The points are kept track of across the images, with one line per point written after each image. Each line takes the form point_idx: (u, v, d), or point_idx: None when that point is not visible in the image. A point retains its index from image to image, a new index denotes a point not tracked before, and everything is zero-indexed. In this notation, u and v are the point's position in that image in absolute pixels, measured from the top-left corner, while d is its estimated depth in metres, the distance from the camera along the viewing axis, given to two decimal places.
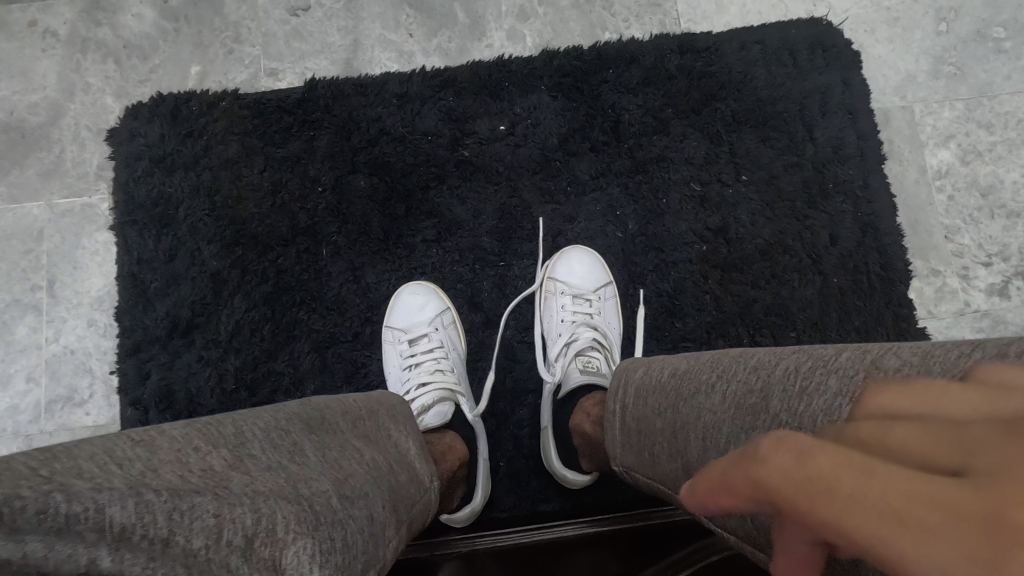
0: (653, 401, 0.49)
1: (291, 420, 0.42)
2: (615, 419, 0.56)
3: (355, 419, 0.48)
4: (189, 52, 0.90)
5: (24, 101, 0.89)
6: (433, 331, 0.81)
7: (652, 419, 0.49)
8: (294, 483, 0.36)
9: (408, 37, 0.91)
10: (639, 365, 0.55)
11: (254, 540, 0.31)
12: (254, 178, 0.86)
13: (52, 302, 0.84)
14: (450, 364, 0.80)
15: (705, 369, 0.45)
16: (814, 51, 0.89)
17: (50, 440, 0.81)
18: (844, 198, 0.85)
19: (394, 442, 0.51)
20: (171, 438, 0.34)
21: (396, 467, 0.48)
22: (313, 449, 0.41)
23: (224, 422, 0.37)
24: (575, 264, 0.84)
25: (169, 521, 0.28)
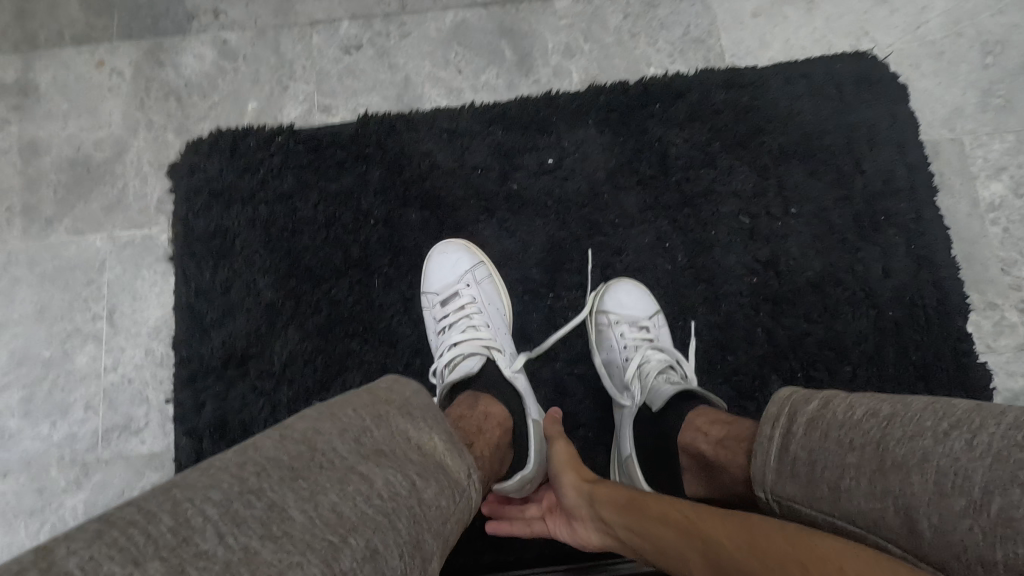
0: (836, 436, 0.47)
1: (263, 469, 0.37)
2: (771, 444, 0.51)
3: (358, 435, 0.41)
4: (247, 90, 0.94)
5: (91, 138, 0.93)
6: (465, 287, 0.82)
7: (839, 454, 0.46)
8: (378, 526, 0.36)
9: (457, 74, 0.94)
10: (815, 396, 0.51)
11: None
12: (308, 212, 0.88)
13: (111, 331, 0.86)
14: (483, 319, 0.81)
15: (927, 415, 0.44)
16: (860, 85, 0.90)
17: (105, 468, 0.82)
18: (896, 230, 0.85)
19: (415, 444, 0.43)
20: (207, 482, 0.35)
21: (420, 482, 0.40)
22: (385, 474, 0.39)
23: (273, 461, 0.38)
24: (622, 296, 0.83)
25: None
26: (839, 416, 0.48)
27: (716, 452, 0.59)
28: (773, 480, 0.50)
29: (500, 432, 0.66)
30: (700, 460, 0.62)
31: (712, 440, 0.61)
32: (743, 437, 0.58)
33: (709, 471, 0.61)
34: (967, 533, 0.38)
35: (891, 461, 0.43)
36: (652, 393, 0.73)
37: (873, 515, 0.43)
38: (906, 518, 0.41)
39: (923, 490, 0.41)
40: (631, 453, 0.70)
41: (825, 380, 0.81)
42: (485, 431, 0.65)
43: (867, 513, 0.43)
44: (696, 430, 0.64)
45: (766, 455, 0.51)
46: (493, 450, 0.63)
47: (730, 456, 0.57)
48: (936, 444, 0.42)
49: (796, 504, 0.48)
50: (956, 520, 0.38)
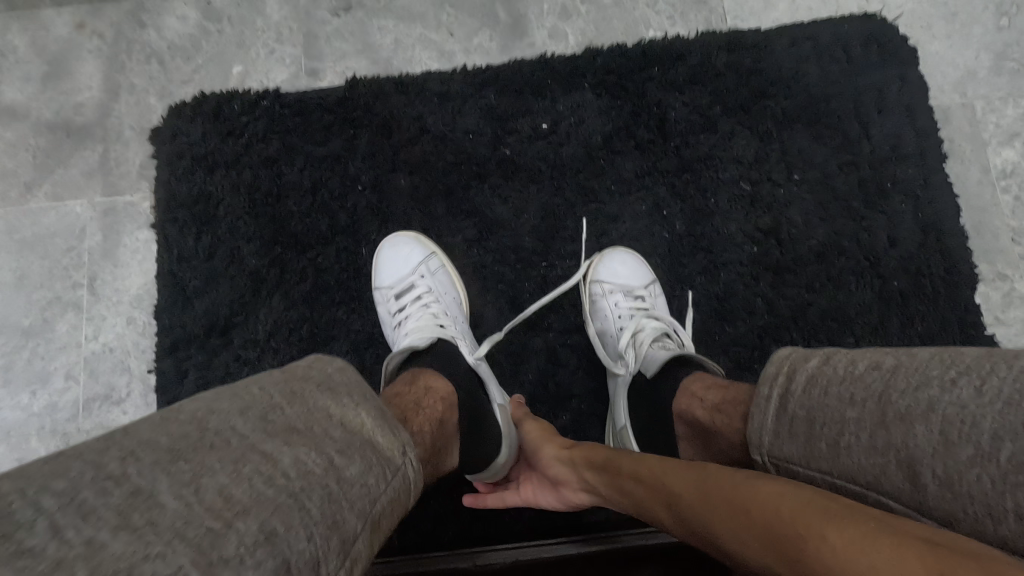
0: (836, 391, 0.44)
1: (138, 453, 0.33)
2: (768, 405, 0.47)
3: (258, 414, 0.37)
4: (232, 52, 0.91)
5: (71, 101, 0.90)
6: (420, 278, 0.79)
7: (839, 409, 0.43)
8: (282, 504, 0.33)
9: (449, 37, 0.90)
10: (814, 352, 0.47)
11: None
12: (293, 177, 0.85)
13: (92, 299, 0.84)
14: (440, 308, 0.78)
15: (933, 362, 0.40)
16: (869, 47, 0.86)
17: (86, 438, 0.80)
18: (903, 198, 0.82)
19: (334, 419, 0.40)
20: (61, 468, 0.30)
21: (338, 460, 0.37)
22: (295, 453, 0.36)
23: (148, 444, 0.33)
24: (617, 265, 0.81)
25: None
26: (837, 371, 0.45)
27: (711, 418, 0.56)
28: (769, 442, 0.47)
29: (443, 404, 0.60)
30: (694, 427, 0.59)
31: (708, 405, 0.58)
32: (739, 400, 0.55)
33: (704, 438, 0.58)
34: (977, 483, 0.36)
35: (894, 413, 0.40)
36: (647, 360, 0.70)
37: (875, 470, 0.40)
38: (910, 471, 0.39)
39: (929, 443, 0.38)
40: (625, 423, 0.69)
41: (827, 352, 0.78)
42: (427, 403, 0.59)
43: (868, 470, 0.41)
44: (688, 396, 0.61)
45: (761, 420, 0.48)
46: (437, 427, 0.57)
47: (725, 421, 0.55)
48: (943, 393, 0.39)
49: (793, 466, 0.46)
50: (964, 470, 0.36)
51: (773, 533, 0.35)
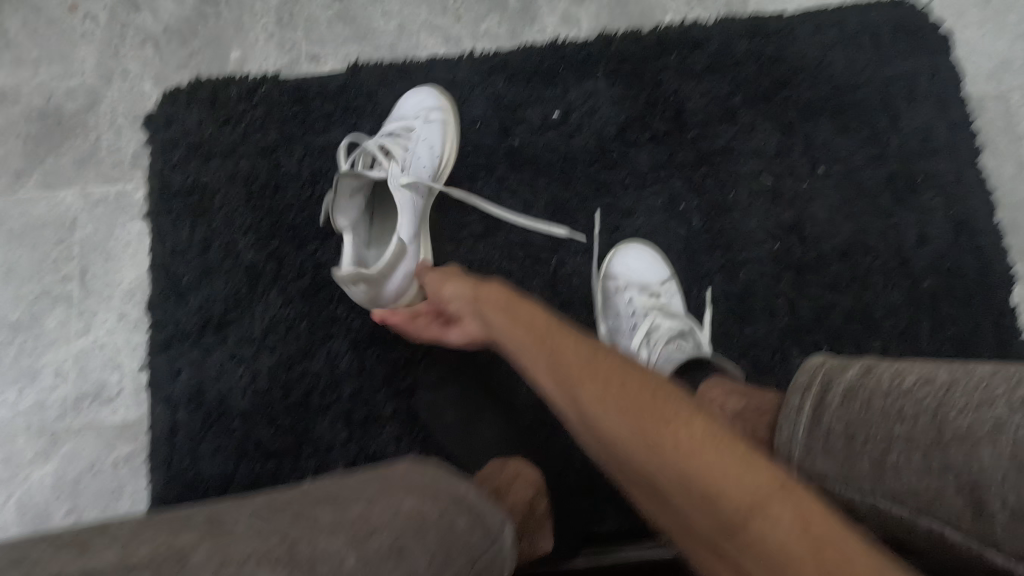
0: (880, 404, 0.41)
1: (297, 491, 0.36)
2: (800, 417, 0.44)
3: (384, 474, 0.40)
4: (229, 37, 0.87)
5: (62, 87, 0.86)
6: (417, 120, 0.77)
7: (885, 424, 0.41)
8: (406, 533, 0.35)
9: (456, 22, 0.86)
10: (851, 361, 0.44)
11: None
12: (292, 167, 0.81)
13: (83, 294, 0.81)
14: (410, 146, 0.75)
15: (995, 381, 0.39)
16: (898, 34, 0.82)
17: (75, 439, 0.77)
18: (934, 194, 0.77)
19: (440, 487, 0.41)
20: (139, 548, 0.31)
21: (450, 511, 0.38)
22: (416, 500, 0.38)
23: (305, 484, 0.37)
24: (633, 260, 0.76)
25: None
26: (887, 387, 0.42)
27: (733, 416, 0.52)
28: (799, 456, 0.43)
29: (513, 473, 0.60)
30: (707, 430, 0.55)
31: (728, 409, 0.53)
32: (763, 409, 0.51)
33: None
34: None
35: (953, 432, 0.38)
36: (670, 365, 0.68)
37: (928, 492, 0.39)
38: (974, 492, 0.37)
39: (1000, 469, 0.37)
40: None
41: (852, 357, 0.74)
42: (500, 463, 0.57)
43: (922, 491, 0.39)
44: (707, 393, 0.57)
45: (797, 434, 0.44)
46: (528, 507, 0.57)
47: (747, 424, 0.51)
48: (1012, 413, 0.37)
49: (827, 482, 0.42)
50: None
51: (623, 452, 0.39)
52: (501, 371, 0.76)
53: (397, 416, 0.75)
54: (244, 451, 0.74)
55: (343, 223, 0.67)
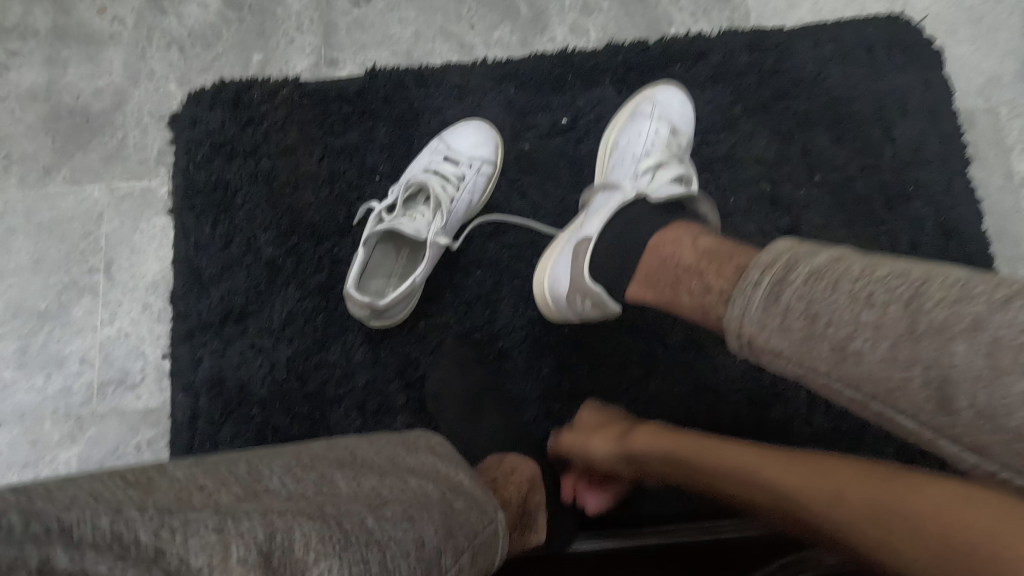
0: (846, 288, 0.43)
1: (316, 458, 0.39)
2: (757, 290, 0.46)
3: (392, 455, 0.43)
4: (252, 41, 0.90)
5: (90, 86, 0.90)
6: (467, 166, 0.80)
7: (851, 311, 0.43)
8: (416, 505, 0.37)
9: (470, 30, 0.90)
10: (821, 251, 0.46)
11: (271, 559, 0.27)
12: (312, 166, 0.85)
13: (108, 285, 0.84)
14: (455, 196, 0.79)
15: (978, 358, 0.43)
16: (893, 49, 0.85)
17: (100, 423, 0.80)
18: (925, 202, 0.81)
19: (444, 474, 0.44)
20: (173, 479, 0.31)
21: (451, 494, 0.41)
22: (419, 480, 0.41)
23: (318, 453, 0.40)
24: (672, 99, 0.81)
25: (155, 539, 0.26)
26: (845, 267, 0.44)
27: (696, 261, 0.55)
28: (753, 330, 0.46)
29: (513, 469, 0.63)
30: (671, 272, 0.58)
31: (696, 248, 0.57)
32: (730, 251, 0.54)
33: (676, 287, 0.57)
34: None
35: (926, 325, 0.40)
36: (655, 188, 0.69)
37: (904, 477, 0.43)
38: (940, 386, 0.39)
39: (971, 361, 0.38)
40: (592, 234, 0.65)
41: None
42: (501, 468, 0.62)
43: (880, 380, 0.41)
44: (667, 242, 0.60)
45: (751, 292, 0.46)
46: (524, 502, 0.59)
47: (713, 281, 0.53)
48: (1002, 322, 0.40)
49: (779, 358, 0.45)
50: None
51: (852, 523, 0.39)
52: (509, 364, 0.80)
53: (409, 406, 0.78)
54: (263, 437, 0.78)
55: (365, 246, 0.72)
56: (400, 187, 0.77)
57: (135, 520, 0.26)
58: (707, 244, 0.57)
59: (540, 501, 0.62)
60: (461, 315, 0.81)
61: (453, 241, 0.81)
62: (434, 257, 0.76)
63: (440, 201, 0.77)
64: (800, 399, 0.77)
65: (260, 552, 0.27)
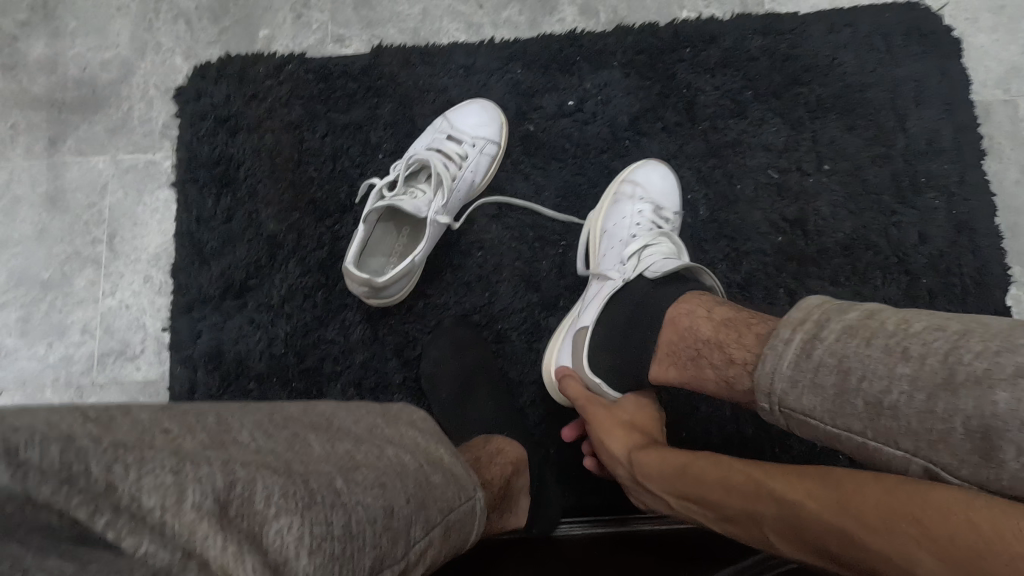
0: (881, 343, 0.42)
1: (290, 419, 0.38)
2: (787, 349, 0.45)
3: (371, 425, 0.43)
4: (259, 15, 0.89)
5: (97, 58, 0.90)
6: (470, 146, 0.80)
7: (885, 364, 0.41)
8: (389, 473, 0.37)
9: (478, 8, 0.88)
10: (852, 306, 0.45)
11: (228, 509, 0.27)
12: (315, 143, 0.84)
13: (111, 256, 0.84)
14: (457, 175, 0.79)
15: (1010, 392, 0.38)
16: (910, 37, 0.83)
17: (100, 392, 0.81)
18: (937, 195, 0.79)
19: (422, 447, 0.44)
20: (135, 421, 0.29)
21: (427, 468, 0.41)
22: (397, 450, 0.41)
23: (295, 413, 0.39)
24: (653, 175, 0.79)
25: (107, 473, 0.25)
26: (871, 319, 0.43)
27: (716, 335, 0.53)
28: (783, 389, 0.45)
29: (499, 451, 0.63)
30: (690, 346, 0.56)
31: (714, 318, 0.55)
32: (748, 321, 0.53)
33: (697, 362, 0.55)
34: None
35: (966, 376, 0.38)
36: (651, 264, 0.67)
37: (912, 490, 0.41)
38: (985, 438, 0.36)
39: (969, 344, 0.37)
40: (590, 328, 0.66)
41: None
42: (484, 452, 0.62)
43: (919, 435, 0.39)
44: (682, 315, 0.58)
45: (775, 362, 0.45)
46: (506, 484, 0.59)
47: (735, 350, 0.51)
48: None
49: (813, 419, 0.44)
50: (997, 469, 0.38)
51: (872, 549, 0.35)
52: (507, 347, 0.79)
53: (405, 385, 0.78)
54: None
55: (367, 219, 0.71)
56: (402, 164, 0.76)
57: (87, 450, 0.25)
58: (724, 314, 0.55)
59: (522, 485, 0.63)
60: (460, 296, 0.80)
61: (454, 221, 0.80)
62: (434, 236, 0.75)
63: (441, 178, 0.76)
64: None
65: (217, 500, 0.27)
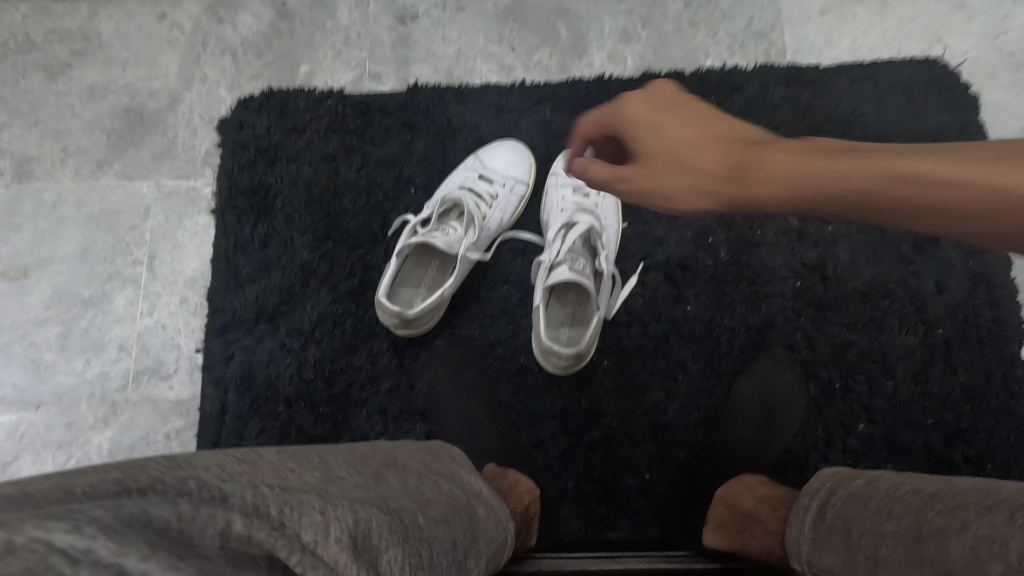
0: (874, 506, 0.45)
1: (366, 456, 0.40)
2: (808, 514, 0.51)
3: (425, 459, 0.45)
4: (301, 51, 0.94)
5: (147, 87, 0.94)
6: (501, 186, 0.83)
7: (876, 521, 0.43)
8: (449, 508, 0.39)
9: (510, 51, 0.92)
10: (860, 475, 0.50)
11: (358, 542, 0.29)
12: (350, 175, 0.88)
13: (150, 277, 0.88)
14: (487, 215, 0.82)
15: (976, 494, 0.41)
16: (928, 92, 0.86)
17: (132, 410, 0.83)
18: (954, 245, 0.81)
19: (463, 480, 0.46)
20: (269, 461, 0.32)
21: (473, 501, 0.44)
22: (449, 485, 0.43)
23: (366, 448, 0.42)
24: None
25: (282, 512, 0.27)
26: (916, 493, 0.44)
27: (755, 509, 0.58)
28: (807, 551, 0.49)
29: (513, 479, 0.63)
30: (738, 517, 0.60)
31: (755, 496, 0.60)
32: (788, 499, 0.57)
33: (744, 526, 0.59)
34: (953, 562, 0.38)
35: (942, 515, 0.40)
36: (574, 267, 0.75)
37: None
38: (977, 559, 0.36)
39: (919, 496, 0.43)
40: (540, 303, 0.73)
41: (865, 394, 0.77)
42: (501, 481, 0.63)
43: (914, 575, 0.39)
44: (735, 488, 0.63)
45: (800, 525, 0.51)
46: (522, 513, 0.60)
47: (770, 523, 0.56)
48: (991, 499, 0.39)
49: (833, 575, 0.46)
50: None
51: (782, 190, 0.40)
52: (529, 380, 0.80)
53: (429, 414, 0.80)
54: (286, 434, 0.80)
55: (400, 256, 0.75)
56: (435, 203, 0.80)
57: (268, 495, 0.28)
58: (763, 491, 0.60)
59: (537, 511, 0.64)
60: (486, 328, 0.82)
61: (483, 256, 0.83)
62: (463, 271, 0.78)
63: (474, 218, 0.80)
64: (818, 435, 0.76)
65: (350, 535, 0.29)
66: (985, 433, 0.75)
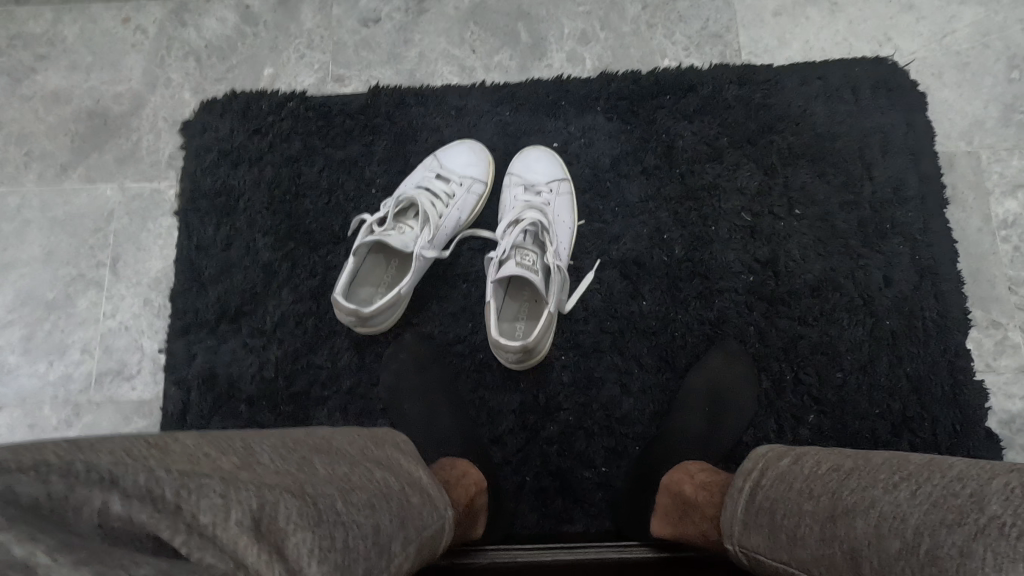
0: (799, 487, 0.47)
1: (296, 440, 0.42)
2: (741, 494, 0.51)
3: (363, 446, 0.46)
4: (265, 54, 0.95)
5: (111, 91, 0.95)
6: (457, 185, 0.85)
7: (798, 501, 0.46)
8: (377, 494, 0.40)
9: (471, 53, 0.93)
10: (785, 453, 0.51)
11: (260, 524, 0.32)
12: (312, 176, 0.89)
13: (114, 279, 0.89)
14: (444, 214, 0.83)
15: (885, 469, 0.43)
16: (877, 91, 0.88)
17: (95, 411, 0.84)
18: (900, 240, 0.83)
19: (403, 469, 0.47)
20: (183, 446, 0.35)
21: (408, 489, 0.45)
22: (383, 472, 0.44)
23: (303, 433, 0.44)
24: (534, 161, 0.87)
25: (177, 496, 0.30)
26: (834, 470, 0.46)
27: (695, 495, 0.59)
28: (739, 533, 0.50)
29: (461, 470, 0.65)
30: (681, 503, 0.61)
31: (696, 483, 0.62)
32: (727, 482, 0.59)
33: (684, 511, 0.60)
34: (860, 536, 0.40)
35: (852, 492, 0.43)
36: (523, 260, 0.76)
37: None
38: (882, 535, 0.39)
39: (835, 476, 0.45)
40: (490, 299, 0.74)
41: (814, 385, 0.79)
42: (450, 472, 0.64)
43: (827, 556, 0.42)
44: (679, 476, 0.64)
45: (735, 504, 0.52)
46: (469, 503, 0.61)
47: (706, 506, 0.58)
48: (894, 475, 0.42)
49: (761, 556, 0.48)
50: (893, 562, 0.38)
51: None
52: (488, 376, 0.82)
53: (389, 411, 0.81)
54: None
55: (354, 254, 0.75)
56: (391, 202, 0.81)
57: (163, 479, 0.31)
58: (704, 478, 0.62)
59: (484, 502, 0.65)
60: (445, 325, 0.84)
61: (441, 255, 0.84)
62: (420, 270, 0.79)
63: (430, 217, 0.81)
64: (768, 426, 0.78)
65: (252, 518, 0.31)
66: (930, 421, 0.77)
